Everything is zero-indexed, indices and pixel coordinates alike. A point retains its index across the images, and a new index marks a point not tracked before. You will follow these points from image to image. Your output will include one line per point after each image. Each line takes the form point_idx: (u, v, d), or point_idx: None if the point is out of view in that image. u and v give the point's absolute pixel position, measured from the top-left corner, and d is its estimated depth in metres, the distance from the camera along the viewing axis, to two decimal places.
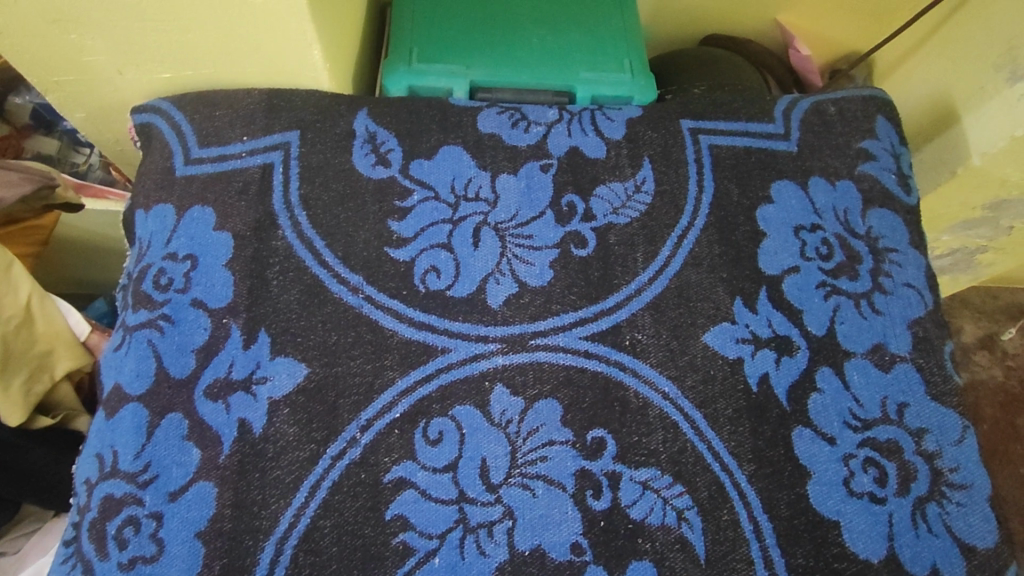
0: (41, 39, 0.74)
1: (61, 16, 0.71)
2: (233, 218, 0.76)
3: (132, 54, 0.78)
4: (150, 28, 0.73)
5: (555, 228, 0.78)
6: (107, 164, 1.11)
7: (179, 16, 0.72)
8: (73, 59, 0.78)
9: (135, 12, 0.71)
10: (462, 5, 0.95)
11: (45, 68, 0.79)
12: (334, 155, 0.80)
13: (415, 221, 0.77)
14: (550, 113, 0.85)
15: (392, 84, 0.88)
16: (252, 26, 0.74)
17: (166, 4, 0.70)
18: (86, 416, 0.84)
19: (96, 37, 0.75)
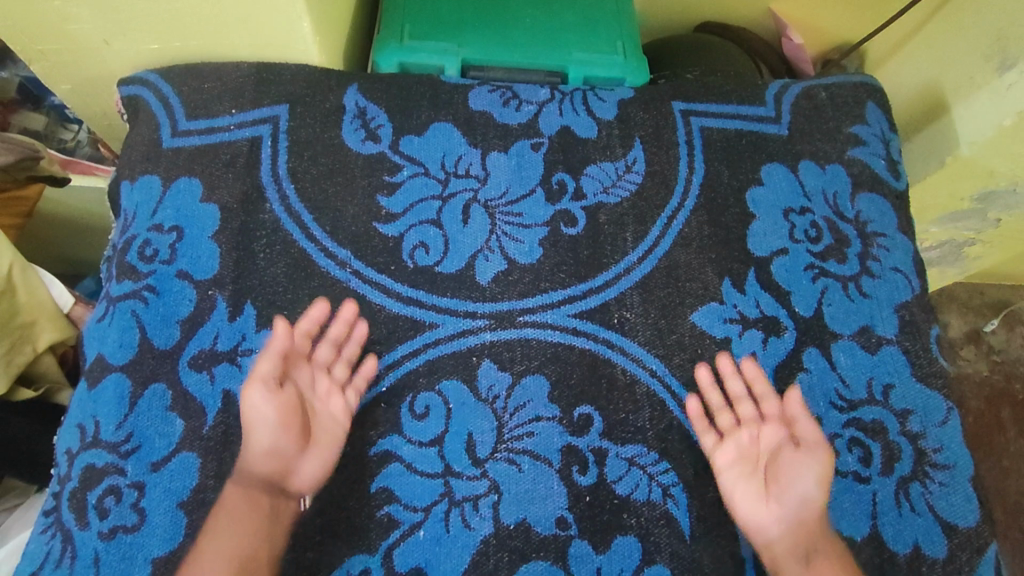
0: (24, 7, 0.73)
1: None
2: (220, 190, 0.76)
3: (119, 24, 0.77)
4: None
5: (545, 206, 0.78)
6: (97, 141, 1.11)
7: None
8: (59, 28, 0.77)
9: None
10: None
11: (30, 38, 0.78)
12: (324, 130, 0.80)
13: (405, 196, 0.77)
14: (542, 92, 0.84)
15: (383, 61, 0.88)
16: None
17: None
18: (68, 390, 0.85)
19: (82, 6, 0.74)
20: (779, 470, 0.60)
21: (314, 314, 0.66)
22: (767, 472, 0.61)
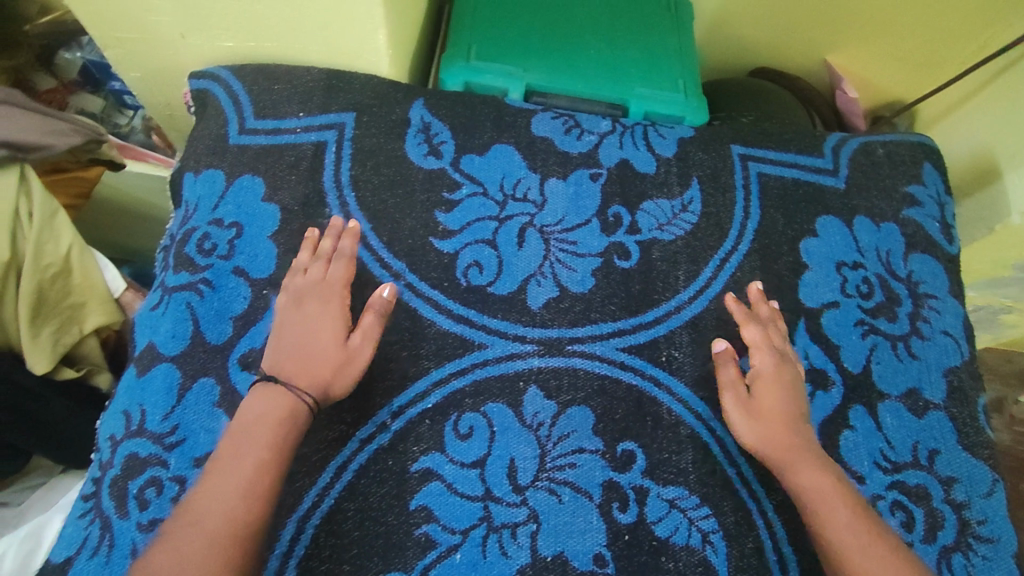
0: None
1: None
2: (282, 191, 0.77)
3: (197, 18, 0.79)
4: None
5: (599, 237, 0.78)
6: (151, 129, 1.14)
7: None
8: (140, 18, 0.79)
9: None
10: (522, 7, 0.95)
11: (110, 25, 0.81)
12: (387, 141, 0.81)
13: (462, 214, 0.78)
14: (604, 123, 0.85)
15: (449, 79, 0.88)
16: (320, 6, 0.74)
17: None
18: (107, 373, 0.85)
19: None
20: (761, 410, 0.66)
21: (334, 245, 0.71)
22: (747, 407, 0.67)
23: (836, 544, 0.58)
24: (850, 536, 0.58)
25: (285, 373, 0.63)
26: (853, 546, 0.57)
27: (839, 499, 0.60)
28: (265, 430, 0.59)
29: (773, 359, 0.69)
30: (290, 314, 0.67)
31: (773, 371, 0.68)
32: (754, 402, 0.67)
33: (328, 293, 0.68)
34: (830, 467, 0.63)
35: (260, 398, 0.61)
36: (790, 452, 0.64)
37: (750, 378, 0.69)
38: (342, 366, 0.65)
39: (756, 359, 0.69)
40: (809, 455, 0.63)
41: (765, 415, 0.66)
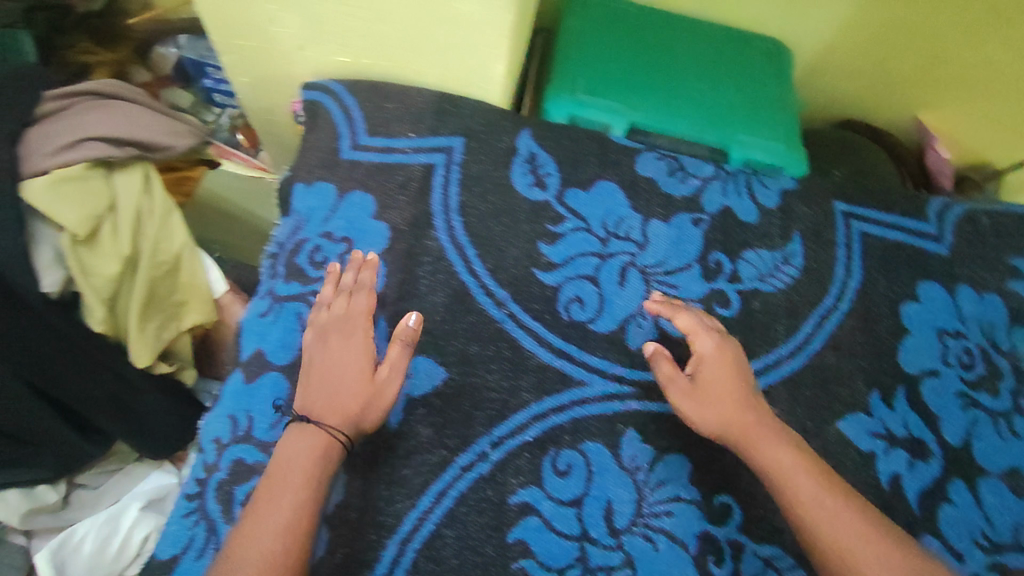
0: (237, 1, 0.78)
1: None
2: (393, 211, 0.79)
3: (320, 29, 0.81)
4: (347, 11, 0.76)
5: (700, 283, 0.79)
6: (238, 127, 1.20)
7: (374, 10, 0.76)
8: (262, 28, 0.82)
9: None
10: (627, 44, 0.95)
11: (234, 31, 0.83)
12: (495, 169, 0.82)
13: (565, 248, 0.79)
14: (707, 168, 0.85)
15: (554, 110, 0.89)
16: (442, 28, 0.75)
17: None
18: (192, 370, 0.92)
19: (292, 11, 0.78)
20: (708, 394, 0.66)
21: (351, 277, 0.71)
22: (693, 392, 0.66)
23: (807, 519, 0.58)
24: (822, 512, 0.58)
25: (316, 412, 0.62)
26: (827, 520, 0.58)
27: (805, 472, 0.61)
28: (297, 479, 0.58)
29: (715, 339, 0.69)
30: (317, 351, 0.66)
31: (716, 353, 0.68)
32: (699, 387, 0.67)
33: (351, 325, 0.67)
34: (787, 439, 0.63)
35: (293, 438, 0.61)
36: (746, 430, 0.64)
37: (692, 364, 0.68)
38: (370, 400, 0.63)
39: (696, 343, 0.69)
40: (765, 430, 0.64)
41: (713, 397, 0.66)
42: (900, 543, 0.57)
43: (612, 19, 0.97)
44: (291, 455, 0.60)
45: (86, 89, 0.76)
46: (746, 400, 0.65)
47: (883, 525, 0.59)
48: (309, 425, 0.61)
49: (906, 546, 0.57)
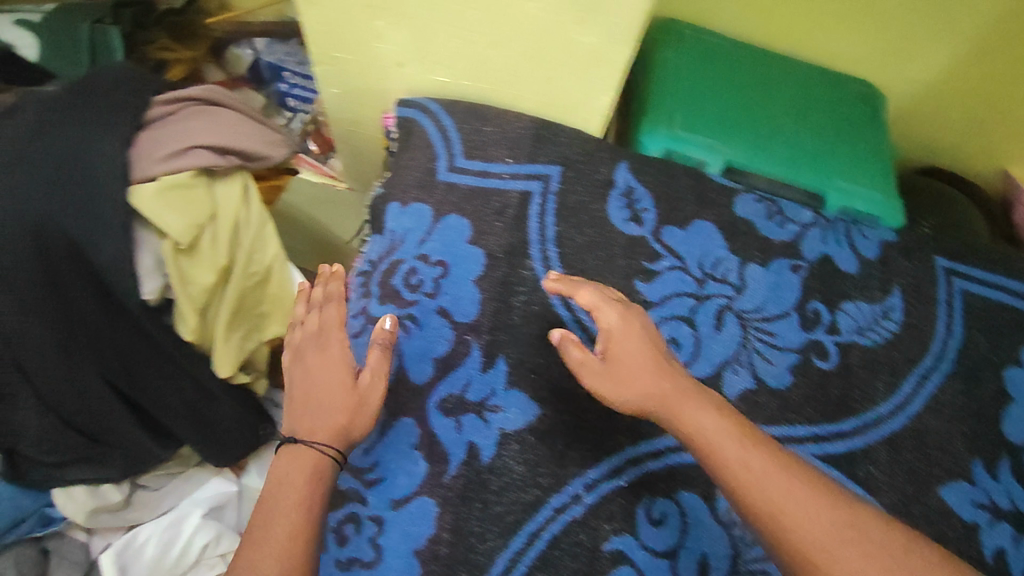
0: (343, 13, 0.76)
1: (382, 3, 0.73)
2: (488, 237, 0.77)
3: (422, 47, 0.79)
4: (455, 34, 0.74)
5: (798, 332, 0.78)
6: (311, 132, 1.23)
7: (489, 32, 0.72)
8: (363, 41, 0.81)
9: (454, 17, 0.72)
10: (721, 79, 0.92)
11: (333, 43, 0.82)
12: (591, 201, 0.81)
13: (661, 287, 0.78)
14: (806, 213, 0.83)
15: (651, 144, 0.88)
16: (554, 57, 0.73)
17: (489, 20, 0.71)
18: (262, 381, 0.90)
19: (398, 28, 0.77)
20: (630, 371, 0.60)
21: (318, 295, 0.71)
22: (618, 374, 0.60)
23: (743, 489, 0.52)
24: (764, 483, 0.52)
25: (303, 429, 0.60)
26: (764, 488, 0.52)
27: (733, 436, 0.55)
28: (290, 504, 0.55)
29: (617, 309, 0.63)
30: (295, 370, 0.65)
31: (622, 326, 0.62)
32: (615, 364, 0.61)
33: (325, 338, 0.66)
34: (710, 401, 0.58)
35: (284, 462, 0.58)
36: (666, 402, 0.58)
37: (602, 343, 0.63)
38: (353, 407, 0.62)
39: (601, 319, 0.63)
40: (685, 394, 0.58)
41: (636, 374, 0.60)
42: (842, 499, 0.53)
43: (705, 53, 0.94)
44: (284, 476, 0.57)
45: (189, 95, 0.76)
46: (665, 369, 0.60)
47: (800, 469, 0.54)
48: (299, 446, 0.59)
49: (843, 499, 0.53)
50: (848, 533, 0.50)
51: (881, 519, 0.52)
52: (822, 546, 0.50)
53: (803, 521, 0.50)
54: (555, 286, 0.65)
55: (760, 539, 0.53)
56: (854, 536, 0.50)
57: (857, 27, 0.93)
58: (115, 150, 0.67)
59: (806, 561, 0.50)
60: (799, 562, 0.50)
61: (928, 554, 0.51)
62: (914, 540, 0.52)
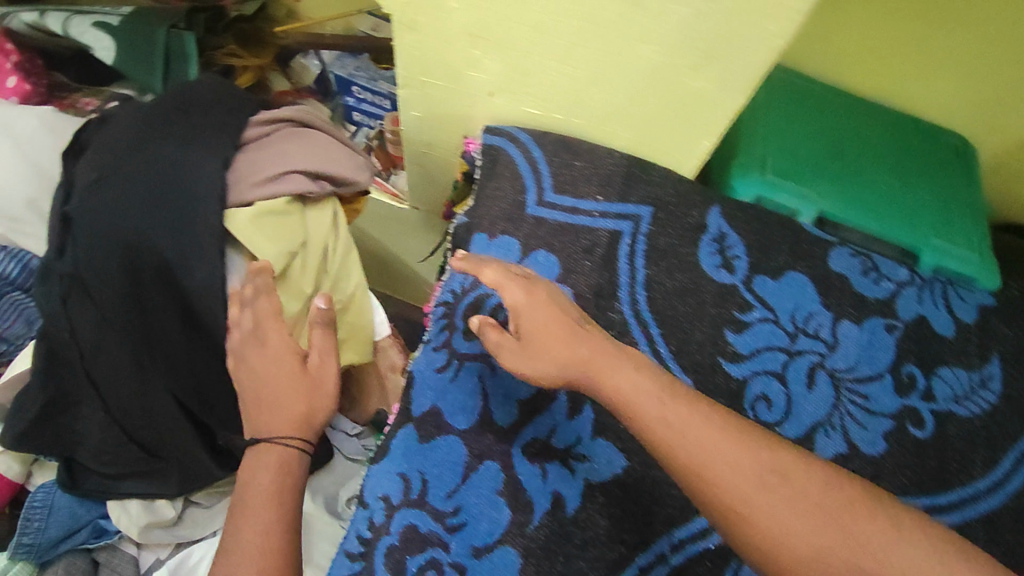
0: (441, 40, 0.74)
1: (483, 33, 0.71)
2: (577, 275, 0.75)
3: (518, 78, 0.76)
4: (557, 69, 0.72)
5: (893, 397, 0.75)
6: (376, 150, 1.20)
7: (594, 70, 0.70)
8: (456, 71, 0.78)
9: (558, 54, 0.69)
10: (812, 124, 0.89)
11: (422, 69, 0.79)
12: (682, 245, 0.78)
13: (752, 339, 0.76)
14: (902, 271, 0.81)
15: (742, 188, 0.85)
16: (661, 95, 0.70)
17: (596, 60, 0.68)
18: None
19: (495, 59, 0.74)
20: (541, 343, 0.60)
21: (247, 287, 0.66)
22: (530, 347, 0.60)
23: (661, 443, 0.52)
24: (685, 433, 0.52)
25: (262, 427, 0.63)
26: (682, 439, 0.52)
27: (651, 392, 0.55)
28: (262, 497, 0.59)
29: (523, 287, 0.63)
30: (240, 376, 0.65)
31: (528, 301, 0.62)
32: (529, 339, 0.61)
33: (265, 334, 0.65)
34: (626, 360, 0.58)
35: (256, 462, 0.61)
36: (585, 367, 0.58)
37: (514, 322, 0.63)
38: (309, 391, 0.65)
39: (506, 297, 0.63)
40: (603, 356, 0.58)
41: (551, 346, 0.60)
42: (763, 439, 0.53)
43: (794, 95, 0.90)
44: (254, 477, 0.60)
45: (287, 116, 0.75)
46: (579, 337, 0.60)
47: (731, 418, 0.54)
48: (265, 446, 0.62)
49: (762, 441, 0.53)
50: (771, 477, 0.51)
51: (796, 454, 0.53)
52: (745, 492, 0.50)
53: (724, 474, 0.50)
54: (462, 266, 0.65)
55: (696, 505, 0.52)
56: (777, 479, 0.51)
57: (938, 77, 0.88)
58: (214, 171, 0.67)
59: (730, 507, 0.50)
60: (723, 510, 0.50)
61: (844, 484, 0.52)
62: (832, 475, 0.52)
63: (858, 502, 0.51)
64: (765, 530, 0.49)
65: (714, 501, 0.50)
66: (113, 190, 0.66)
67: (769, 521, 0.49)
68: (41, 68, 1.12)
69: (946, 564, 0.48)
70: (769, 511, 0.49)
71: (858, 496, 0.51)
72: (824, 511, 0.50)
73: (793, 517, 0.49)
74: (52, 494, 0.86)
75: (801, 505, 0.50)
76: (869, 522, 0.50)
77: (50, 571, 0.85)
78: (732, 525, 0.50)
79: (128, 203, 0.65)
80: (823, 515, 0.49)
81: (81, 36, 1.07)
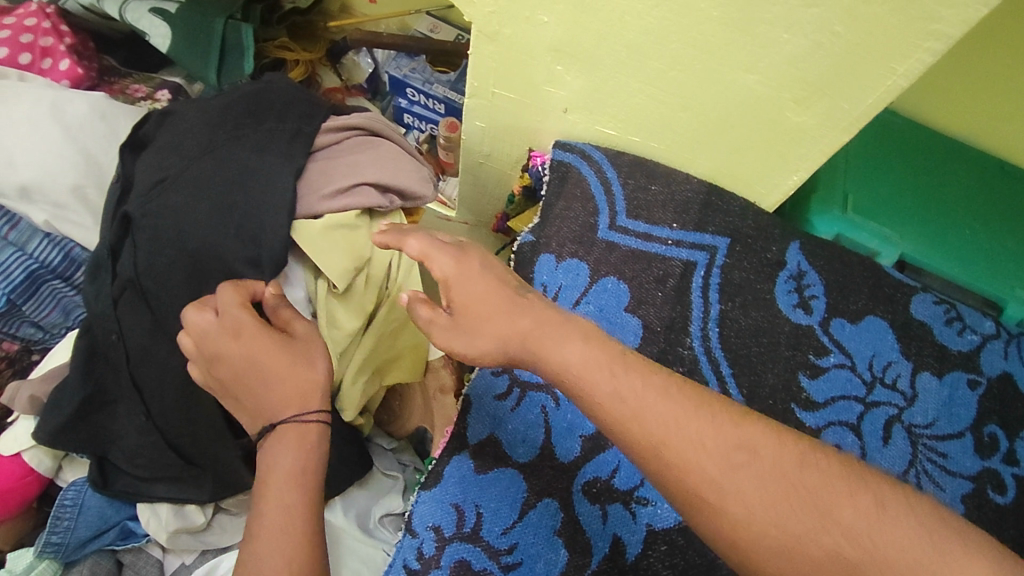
0: (521, 53, 0.71)
1: (571, 48, 0.68)
2: (647, 306, 0.73)
3: (599, 96, 0.73)
4: (644, 91, 0.70)
5: (973, 458, 0.70)
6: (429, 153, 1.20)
7: (688, 94, 0.68)
8: (535, 85, 0.75)
9: (652, 75, 0.67)
10: (894, 160, 0.85)
11: (498, 81, 0.76)
12: (758, 280, 0.76)
13: (827, 385, 0.72)
14: (989, 324, 0.76)
15: (821, 226, 0.83)
16: (750, 126, 0.68)
17: (692, 84, 0.66)
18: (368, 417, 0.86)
19: (580, 76, 0.71)
20: (474, 319, 0.54)
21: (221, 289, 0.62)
22: (461, 324, 0.54)
23: (616, 427, 0.49)
24: (640, 412, 0.48)
25: (268, 413, 0.58)
26: (639, 418, 0.48)
27: (601, 366, 0.50)
28: (287, 475, 0.56)
29: (452, 253, 0.57)
30: (222, 374, 0.59)
31: (459, 270, 0.56)
32: (462, 316, 0.54)
33: (233, 323, 0.59)
34: (574, 333, 0.52)
35: (271, 450, 0.57)
36: (529, 343, 0.52)
37: (445, 296, 0.56)
38: (303, 363, 0.61)
39: (434, 269, 0.56)
40: (547, 330, 0.53)
41: (490, 322, 0.54)
42: (731, 416, 0.48)
43: (878, 129, 0.87)
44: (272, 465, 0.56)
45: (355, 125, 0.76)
46: (520, 312, 0.54)
47: (691, 394, 0.50)
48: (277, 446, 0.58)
49: (725, 415, 0.48)
50: (737, 456, 0.47)
51: (769, 429, 0.48)
52: (711, 476, 0.46)
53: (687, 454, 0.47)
54: (382, 239, 0.57)
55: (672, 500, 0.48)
56: (744, 459, 0.46)
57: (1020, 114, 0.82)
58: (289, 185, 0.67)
59: (694, 492, 0.46)
60: (685, 495, 0.47)
61: (821, 462, 0.47)
62: (803, 450, 0.47)
63: (835, 479, 0.46)
64: (738, 516, 0.45)
65: (678, 485, 0.47)
66: (178, 199, 0.67)
67: (738, 506, 0.45)
68: (92, 51, 1.09)
69: (937, 546, 0.43)
70: (738, 494, 0.45)
71: (837, 476, 0.46)
72: (801, 490, 0.45)
73: (762, 496, 0.45)
74: (81, 492, 0.83)
75: (771, 486, 0.46)
76: (849, 505, 0.45)
77: (76, 570, 0.84)
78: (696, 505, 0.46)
79: (196, 211, 0.67)
80: (796, 496, 0.45)
81: (137, 22, 1.05)
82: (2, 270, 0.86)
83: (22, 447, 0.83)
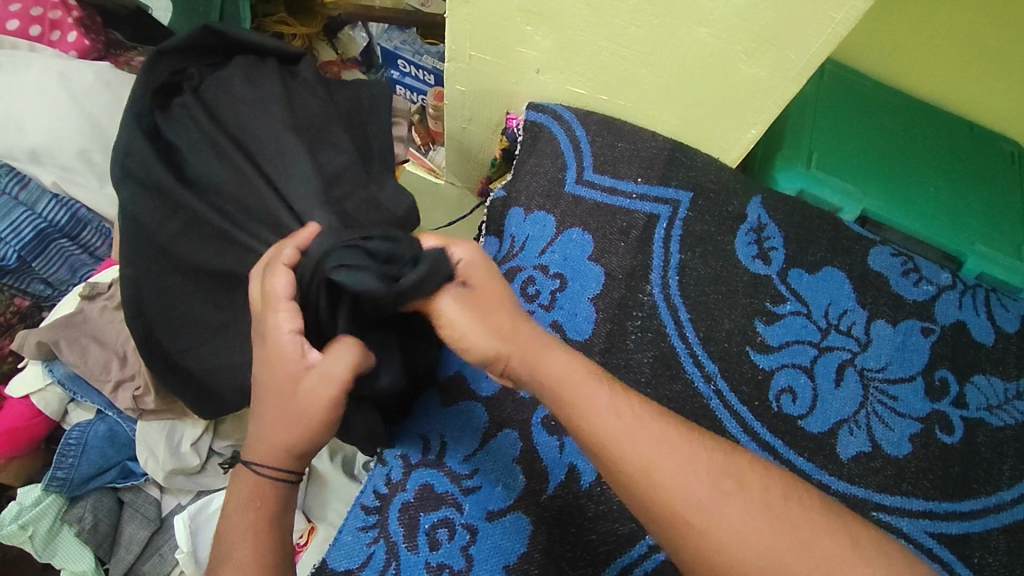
0: (489, 12, 0.74)
1: (535, 7, 0.71)
2: (609, 255, 0.77)
3: (566, 56, 0.76)
4: (608, 47, 0.72)
5: (923, 400, 0.73)
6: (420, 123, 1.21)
7: (647, 51, 0.70)
8: (506, 46, 0.78)
9: (613, 32, 0.70)
10: (859, 119, 0.87)
11: (471, 44, 0.79)
12: (718, 233, 0.79)
13: (782, 330, 0.75)
14: (945, 275, 0.79)
15: (785, 182, 0.86)
16: (709, 78, 0.71)
17: (650, 36, 0.68)
18: None
19: (547, 37, 0.74)
20: None
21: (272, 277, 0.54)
22: None
23: (607, 441, 0.50)
24: (635, 430, 0.50)
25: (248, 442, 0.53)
26: (634, 435, 0.50)
27: (594, 381, 0.53)
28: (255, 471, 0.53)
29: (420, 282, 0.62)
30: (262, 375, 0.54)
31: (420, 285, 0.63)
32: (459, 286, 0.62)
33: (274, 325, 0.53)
34: None
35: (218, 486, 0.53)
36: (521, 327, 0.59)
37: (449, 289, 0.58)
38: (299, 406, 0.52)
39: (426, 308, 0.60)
40: None
41: (483, 323, 0.55)
42: (720, 446, 0.51)
43: (846, 90, 0.89)
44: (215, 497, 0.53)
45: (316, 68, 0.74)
46: None
47: (681, 427, 0.51)
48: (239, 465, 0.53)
49: (712, 445, 0.50)
50: (725, 484, 0.48)
51: (752, 459, 0.50)
52: (700, 500, 0.47)
53: (676, 476, 0.48)
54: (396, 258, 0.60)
55: (639, 510, 0.49)
56: (731, 487, 0.48)
57: (987, 74, 0.82)
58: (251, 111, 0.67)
59: (680, 514, 0.47)
60: (670, 518, 0.47)
61: (802, 497, 0.48)
62: (785, 484, 0.49)
63: (814, 512, 0.47)
64: (719, 542, 0.46)
65: (667, 505, 0.47)
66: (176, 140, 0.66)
67: (723, 531, 0.46)
68: (99, 25, 1.12)
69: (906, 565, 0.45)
70: (723, 521, 0.46)
71: (819, 510, 0.47)
72: (787, 521, 0.46)
73: (747, 523, 0.46)
74: (84, 432, 0.89)
75: (759, 514, 0.47)
76: (827, 536, 0.46)
77: (80, 504, 0.90)
78: (676, 525, 0.47)
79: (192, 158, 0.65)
80: (779, 523, 0.46)
81: None
82: (13, 228, 0.91)
83: (30, 390, 0.89)
